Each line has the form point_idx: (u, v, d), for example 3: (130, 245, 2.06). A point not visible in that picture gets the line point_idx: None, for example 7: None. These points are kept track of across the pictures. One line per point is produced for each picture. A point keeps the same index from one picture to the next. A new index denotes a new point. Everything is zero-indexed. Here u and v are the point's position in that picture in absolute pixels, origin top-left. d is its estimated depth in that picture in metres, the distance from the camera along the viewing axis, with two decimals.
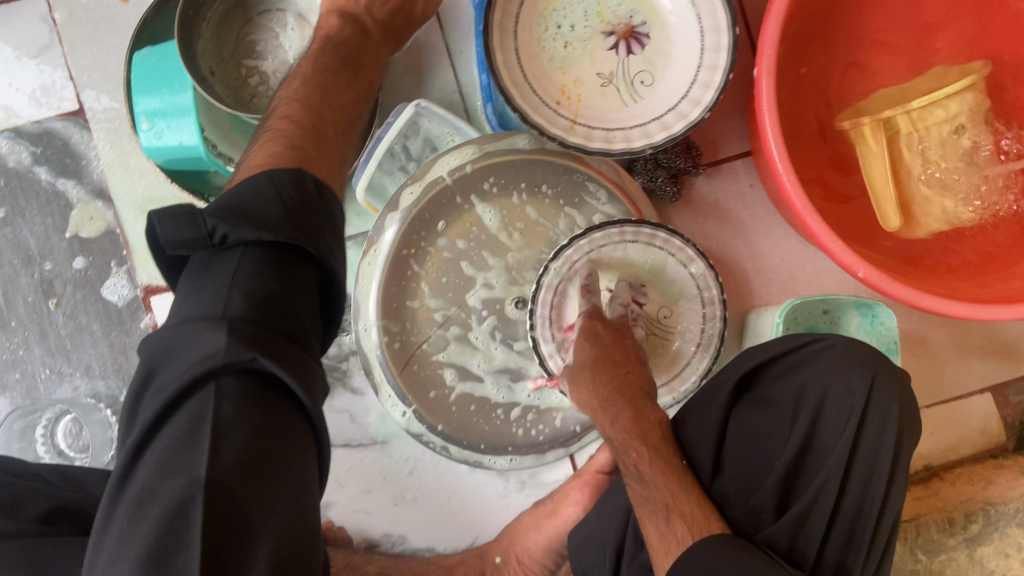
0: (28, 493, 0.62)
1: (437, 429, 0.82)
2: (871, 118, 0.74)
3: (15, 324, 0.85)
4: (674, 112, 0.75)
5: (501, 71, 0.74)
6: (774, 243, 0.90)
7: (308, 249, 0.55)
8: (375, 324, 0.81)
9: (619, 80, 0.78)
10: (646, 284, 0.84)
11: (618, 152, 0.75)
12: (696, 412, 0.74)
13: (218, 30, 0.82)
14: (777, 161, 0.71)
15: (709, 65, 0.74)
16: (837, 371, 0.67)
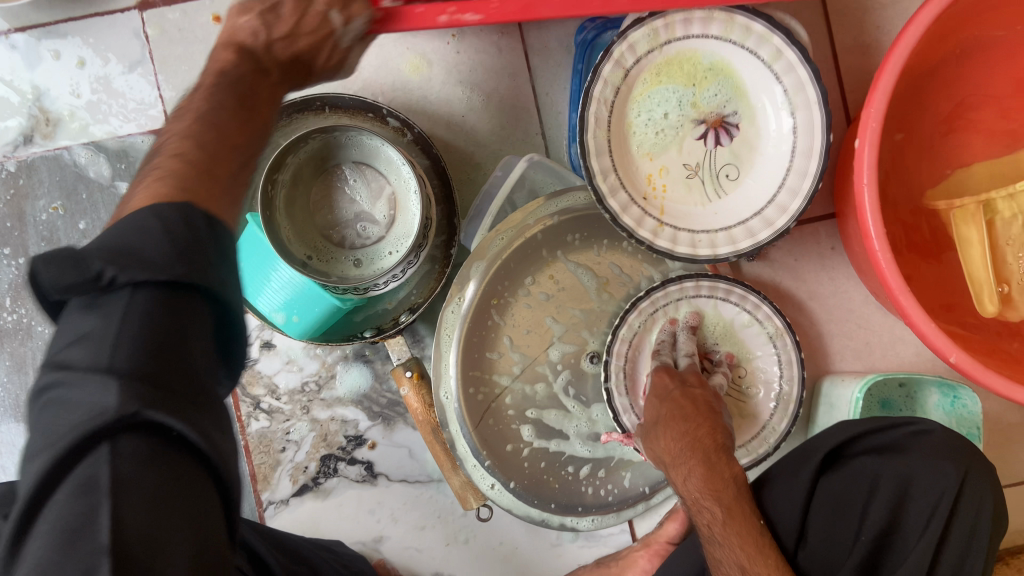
0: None
1: (506, 484, 0.81)
2: (973, 200, 0.77)
3: None
4: (760, 218, 0.74)
5: (592, 161, 0.72)
6: (851, 308, 0.89)
7: (207, 288, 0.41)
8: (455, 375, 0.79)
9: (704, 171, 0.76)
10: (718, 344, 0.84)
11: (703, 258, 0.74)
12: (779, 478, 0.68)
13: (290, 211, 0.80)
14: (875, 242, 0.71)
15: (800, 170, 0.72)
16: (926, 460, 0.64)
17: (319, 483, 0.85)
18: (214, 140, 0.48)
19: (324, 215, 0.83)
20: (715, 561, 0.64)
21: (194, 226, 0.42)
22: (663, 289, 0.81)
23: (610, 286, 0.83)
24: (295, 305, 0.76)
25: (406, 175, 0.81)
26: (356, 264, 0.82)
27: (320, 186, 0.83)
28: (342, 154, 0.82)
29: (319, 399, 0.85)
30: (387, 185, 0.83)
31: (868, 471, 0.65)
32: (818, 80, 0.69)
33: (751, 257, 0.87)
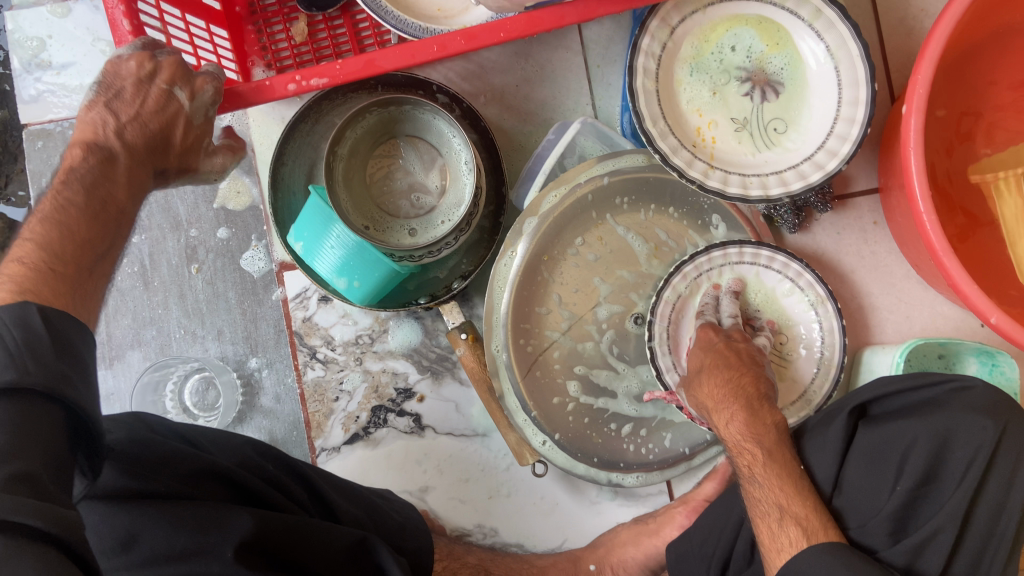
0: (175, 453, 0.63)
1: (552, 437, 0.84)
2: (1011, 171, 0.79)
3: (158, 284, 0.89)
4: (810, 162, 0.76)
5: (643, 110, 0.76)
6: (893, 282, 0.90)
7: (40, 393, 0.45)
8: (504, 329, 0.83)
9: (752, 126, 0.79)
10: (760, 310, 0.87)
11: (755, 199, 0.75)
12: (814, 433, 0.71)
13: (348, 184, 0.82)
14: (920, 200, 0.73)
15: (846, 117, 0.75)
16: (963, 415, 0.65)
17: (369, 433, 0.89)
18: (71, 237, 0.58)
19: (381, 186, 0.85)
20: (753, 499, 0.67)
21: (39, 324, 0.49)
22: (707, 253, 0.84)
23: (658, 252, 0.86)
24: (355, 270, 0.78)
25: (457, 146, 0.83)
26: (411, 233, 0.84)
27: (376, 158, 0.85)
28: (398, 129, 0.84)
29: (372, 352, 0.89)
30: (440, 157, 0.85)
31: (903, 424, 0.66)
32: (859, 35, 0.72)
33: (794, 229, 0.89)
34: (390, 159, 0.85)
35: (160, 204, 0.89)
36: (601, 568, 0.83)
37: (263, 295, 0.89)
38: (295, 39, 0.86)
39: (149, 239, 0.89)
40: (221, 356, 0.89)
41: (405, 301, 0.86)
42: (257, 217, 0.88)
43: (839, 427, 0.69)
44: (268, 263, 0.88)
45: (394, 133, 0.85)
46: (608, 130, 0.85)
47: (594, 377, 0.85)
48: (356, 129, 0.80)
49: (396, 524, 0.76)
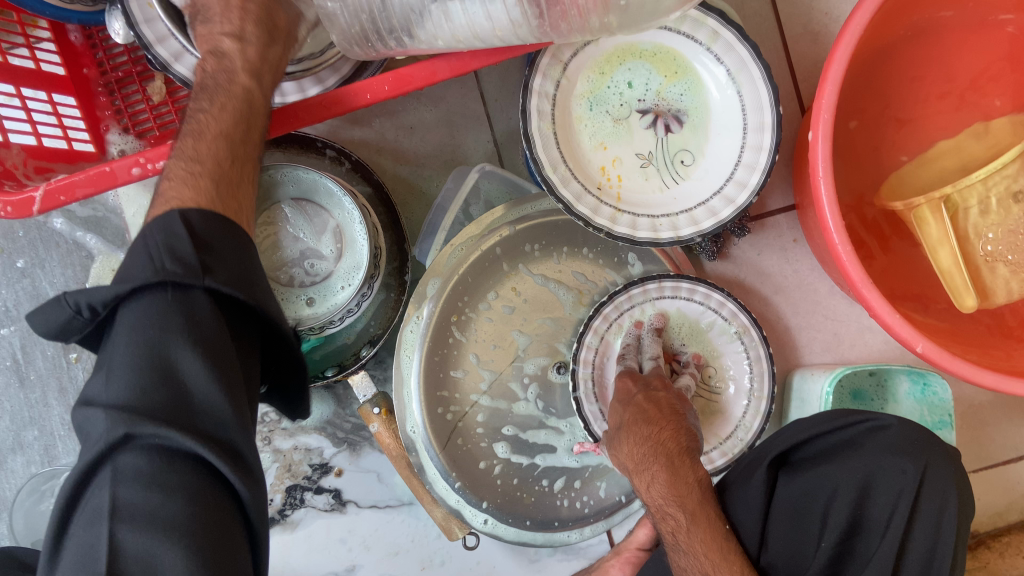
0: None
1: (481, 506, 0.79)
2: (933, 198, 0.73)
3: (34, 379, 0.80)
4: (720, 196, 0.73)
5: (541, 156, 0.70)
6: (818, 299, 0.88)
7: (233, 290, 0.48)
8: (418, 400, 0.76)
9: (658, 160, 0.75)
10: (686, 343, 0.83)
11: (665, 241, 0.71)
12: (738, 483, 0.68)
13: None
14: (833, 232, 0.70)
15: (753, 145, 0.71)
16: (881, 461, 0.62)
17: (285, 515, 0.83)
18: None
19: (270, 257, 0.80)
20: (679, 568, 0.64)
21: (194, 225, 0.49)
22: (627, 292, 0.80)
23: (581, 295, 0.82)
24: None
25: (347, 206, 0.77)
26: (309, 303, 0.79)
27: (261, 228, 0.79)
28: (282, 190, 0.79)
29: (281, 429, 0.83)
30: (331, 217, 0.79)
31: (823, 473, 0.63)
32: (759, 56, 0.69)
33: (712, 257, 0.87)
34: (279, 222, 0.79)
35: (28, 292, 0.81)
36: None
37: None
38: (154, 99, 0.79)
39: (20, 330, 0.80)
40: None
41: (313, 376, 0.80)
42: None
43: (760, 478, 0.65)
44: None
45: (278, 197, 0.79)
46: (509, 173, 0.80)
47: (522, 433, 0.81)
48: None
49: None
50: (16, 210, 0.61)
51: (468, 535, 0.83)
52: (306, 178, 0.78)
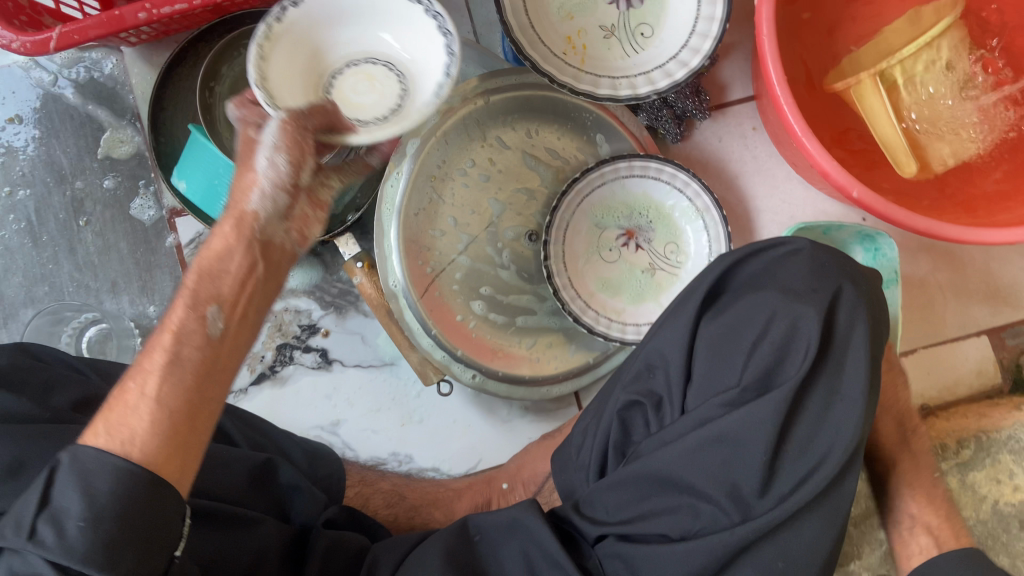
0: (59, 381, 0.62)
1: (456, 351, 0.83)
2: (868, 74, 0.79)
3: (47, 239, 0.87)
4: (675, 61, 0.79)
5: (510, 20, 0.77)
6: (775, 185, 0.94)
7: None
8: (396, 247, 0.81)
9: (621, 32, 0.82)
10: (652, 223, 0.89)
11: (624, 97, 0.78)
12: (665, 326, 0.67)
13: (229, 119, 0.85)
14: (776, 83, 0.75)
15: (706, 16, 0.79)
16: (777, 289, 0.63)
17: (275, 371, 0.89)
18: None
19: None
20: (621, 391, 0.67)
21: None
22: (586, 178, 0.85)
23: (558, 173, 0.89)
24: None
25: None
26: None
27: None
28: None
29: None
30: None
31: (742, 301, 0.64)
32: None
33: (677, 138, 0.92)
34: None
35: (43, 159, 0.87)
36: (513, 486, 0.84)
37: (156, 243, 0.87)
38: None
39: (35, 196, 0.87)
40: (119, 309, 0.87)
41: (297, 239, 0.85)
42: (144, 164, 0.88)
43: (687, 318, 0.65)
44: (159, 211, 0.87)
45: None
46: (481, 54, 0.87)
47: (498, 295, 0.87)
48: (233, 65, 0.85)
49: (304, 461, 0.74)
50: (32, 47, 0.70)
51: (443, 383, 0.88)
52: None
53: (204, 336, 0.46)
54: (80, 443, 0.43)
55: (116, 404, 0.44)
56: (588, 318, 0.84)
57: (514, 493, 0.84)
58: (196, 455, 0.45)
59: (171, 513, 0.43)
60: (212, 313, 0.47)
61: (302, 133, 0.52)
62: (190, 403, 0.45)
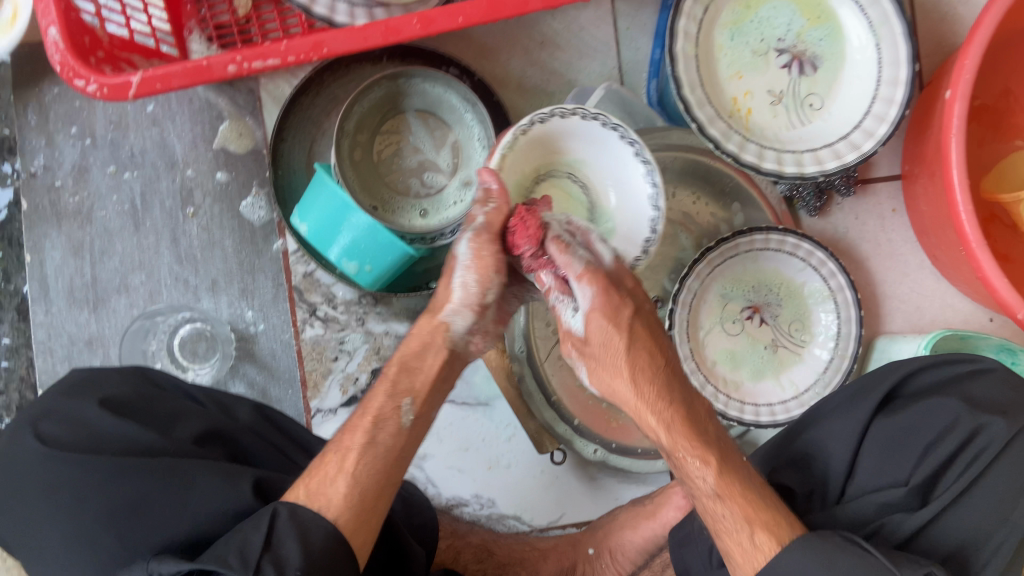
0: (184, 412, 0.62)
1: (574, 422, 0.83)
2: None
3: (149, 227, 0.83)
4: (846, 141, 0.75)
5: (682, 76, 0.72)
6: (906, 272, 0.89)
7: None
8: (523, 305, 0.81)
9: (789, 99, 0.77)
10: (780, 300, 0.86)
11: (789, 175, 0.74)
12: (835, 415, 0.66)
13: (359, 154, 0.79)
14: (956, 188, 0.72)
15: (884, 97, 0.73)
16: (964, 400, 0.61)
17: (367, 396, 0.84)
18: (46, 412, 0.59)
19: (389, 165, 0.81)
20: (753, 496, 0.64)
21: None
22: (719, 248, 0.83)
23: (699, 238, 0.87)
24: (366, 253, 0.75)
25: (470, 122, 0.80)
26: (422, 215, 0.81)
27: (383, 136, 0.80)
28: (408, 100, 0.79)
29: (375, 312, 0.84)
30: (451, 133, 0.81)
31: (923, 405, 0.62)
32: (904, 12, 0.71)
33: (813, 212, 0.88)
34: (401, 128, 0.81)
35: (155, 141, 0.83)
36: (600, 552, 0.81)
37: (263, 247, 0.83)
38: (238, 11, 0.79)
39: (143, 179, 0.83)
40: (216, 309, 0.83)
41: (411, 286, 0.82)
42: (260, 161, 0.83)
43: (860, 413, 0.64)
44: (270, 213, 0.83)
45: (405, 104, 0.80)
46: (628, 99, 0.82)
47: None
48: (364, 102, 0.77)
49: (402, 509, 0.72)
50: (110, 91, 0.65)
51: (555, 450, 0.86)
52: (436, 91, 0.78)
53: (397, 423, 0.59)
54: (291, 501, 0.53)
55: (318, 473, 0.55)
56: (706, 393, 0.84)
57: (600, 560, 0.81)
58: (374, 523, 0.55)
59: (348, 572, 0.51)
60: (405, 405, 0.59)
61: (488, 252, 0.60)
62: (378, 480, 0.56)
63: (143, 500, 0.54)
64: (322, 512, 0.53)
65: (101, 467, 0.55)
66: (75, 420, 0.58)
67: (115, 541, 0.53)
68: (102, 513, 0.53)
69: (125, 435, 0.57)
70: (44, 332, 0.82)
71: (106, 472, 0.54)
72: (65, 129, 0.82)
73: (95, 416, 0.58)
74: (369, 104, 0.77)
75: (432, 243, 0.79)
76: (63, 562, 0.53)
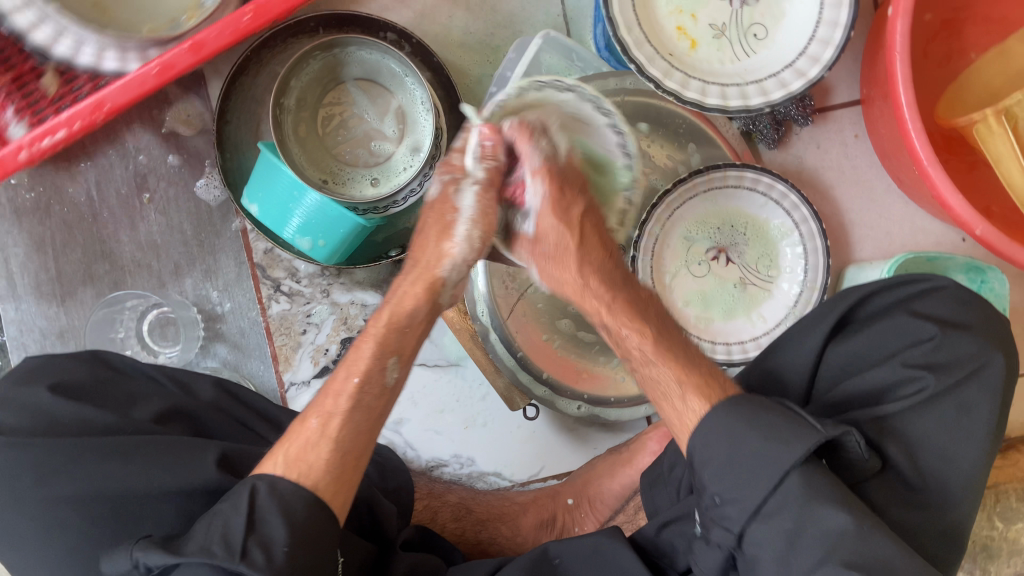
0: (141, 393, 0.62)
1: (541, 375, 0.83)
2: (990, 111, 0.70)
3: (107, 215, 0.83)
4: (792, 69, 0.73)
5: (616, 16, 0.71)
6: (873, 197, 0.88)
7: None
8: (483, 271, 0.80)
9: (732, 32, 0.75)
10: (747, 238, 0.85)
11: (735, 109, 0.73)
12: (789, 344, 0.63)
13: (304, 129, 0.79)
14: (905, 107, 0.71)
15: (828, 20, 0.71)
16: (916, 316, 0.58)
17: (339, 365, 0.85)
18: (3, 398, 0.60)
19: (336, 137, 0.80)
20: None
21: None
22: (677, 191, 0.81)
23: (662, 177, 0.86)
24: (319, 229, 0.75)
25: (411, 86, 0.79)
26: (373, 184, 0.81)
27: (326, 108, 0.80)
28: (347, 70, 0.79)
29: (339, 282, 0.85)
30: (394, 99, 0.80)
31: (878, 330, 0.59)
32: None
33: (773, 144, 0.86)
34: (344, 100, 0.80)
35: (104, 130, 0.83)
36: (579, 502, 0.81)
37: (221, 226, 0.84)
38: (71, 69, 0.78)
39: (97, 170, 0.83)
40: (182, 293, 0.84)
41: (370, 259, 0.82)
42: (211, 142, 0.83)
43: (815, 338, 0.61)
44: (225, 193, 0.84)
45: (344, 75, 0.79)
46: (571, 47, 0.81)
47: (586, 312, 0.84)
48: (302, 76, 0.76)
49: (375, 474, 0.72)
50: None
51: (528, 406, 0.86)
52: (372, 58, 0.77)
53: (381, 383, 0.58)
54: (268, 473, 0.52)
55: (300, 435, 0.55)
56: None
57: (580, 510, 0.81)
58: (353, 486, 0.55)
59: (330, 543, 0.52)
60: (391, 364, 0.59)
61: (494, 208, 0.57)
62: (359, 446, 0.56)
63: (99, 481, 0.55)
64: (302, 480, 0.52)
65: (56, 452, 0.55)
66: (31, 407, 0.59)
67: (77, 522, 0.54)
68: (65, 496, 0.55)
69: (82, 418, 0.58)
70: (14, 328, 0.83)
71: (66, 457, 0.55)
72: None
73: (51, 401, 0.59)
74: (307, 77, 0.77)
75: (385, 213, 0.79)
76: (33, 542, 0.55)
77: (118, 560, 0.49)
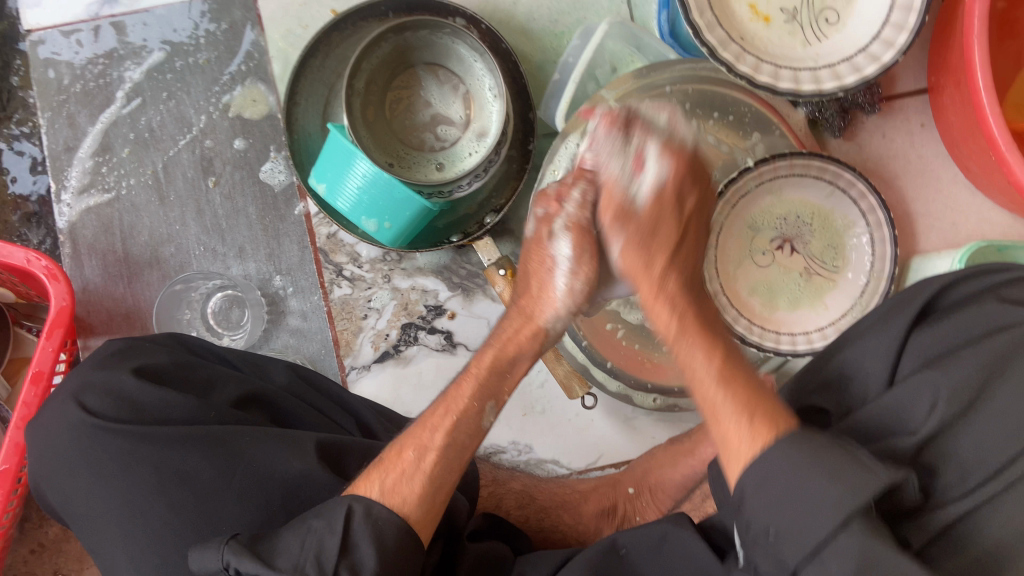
0: (220, 376, 0.62)
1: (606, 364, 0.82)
2: None
3: (174, 199, 0.84)
4: (866, 54, 0.72)
5: (689, 0, 0.71)
6: (939, 188, 0.86)
7: None
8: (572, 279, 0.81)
9: (803, 17, 0.75)
10: (813, 229, 0.84)
11: (807, 93, 0.72)
12: (866, 335, 0.60)
13: (372, 114, 0.79)
14: (982, 93, 0.70)
15: (903, 4, 0.70)
16: (1004, 302, 0.56)
17: (399, 350, 0.85)
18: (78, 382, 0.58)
19: (402, 122, 0.81)
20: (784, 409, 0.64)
21: None
22: (744, 179, 0.80)
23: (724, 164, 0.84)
24: (385, 211, 0.75)
25: (479, 73, 0.79)
26: (438, 168, 0.81)
27: (394, 91, 0.80)
28: (417, 56, 0.80)
29: (400, 269, 0.85)
30: (462, 84, 0.81)
31: (967, 313, 0.56)
32: None
33: (838, 131, 0.85)
34: (412, 86, 0.81)
35: (172, 114, 0.84)
36: (641, 491, 0.80)
37: (285, 211, 0.84)
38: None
39: (165, 152, 0.84)
40: (245, 275, 0.85)
41: (433, 244, 0.82)
42: (275, 126, 0.84)
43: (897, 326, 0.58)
44: (289, 177, 0.84)
45: (413, 60, 0.80)
46: (634, 34, 0.81)
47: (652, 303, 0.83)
48: (372, 60, 0.77)
49: None
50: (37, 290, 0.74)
51: (586, 395, 0.86)
52: (442, 44, 0.78)
53: (477, 424, 0.56)
54: (364, 495, 0.50)
55: (395, 467, 0.52)
56: (740, 327, 0.82)
57: (641, 499, 0.80)
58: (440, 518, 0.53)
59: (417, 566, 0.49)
60: (489, 407, 0.57)
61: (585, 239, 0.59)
62: (451, 475, 0.53)
63: (190, 473, 0.54)
64: (399, 507, 0.50)
65: (146, 440, 0.54)
66: (115, 392, 0.57)
67: (166, 507, 0.53)
68: (147, 480, 0.53)
69: (164, 404, 0.57)
70: (83, 310, 0.84)
71: (154, 449, 0.54)
72: (85, 110, 0.84)
73: (133, 386, 0.57)
74: (378, 61, 0.77)
75: (449, 198, 0.79)
76: (106, 529, 0.54)
77: (207, 557, 0.46)
